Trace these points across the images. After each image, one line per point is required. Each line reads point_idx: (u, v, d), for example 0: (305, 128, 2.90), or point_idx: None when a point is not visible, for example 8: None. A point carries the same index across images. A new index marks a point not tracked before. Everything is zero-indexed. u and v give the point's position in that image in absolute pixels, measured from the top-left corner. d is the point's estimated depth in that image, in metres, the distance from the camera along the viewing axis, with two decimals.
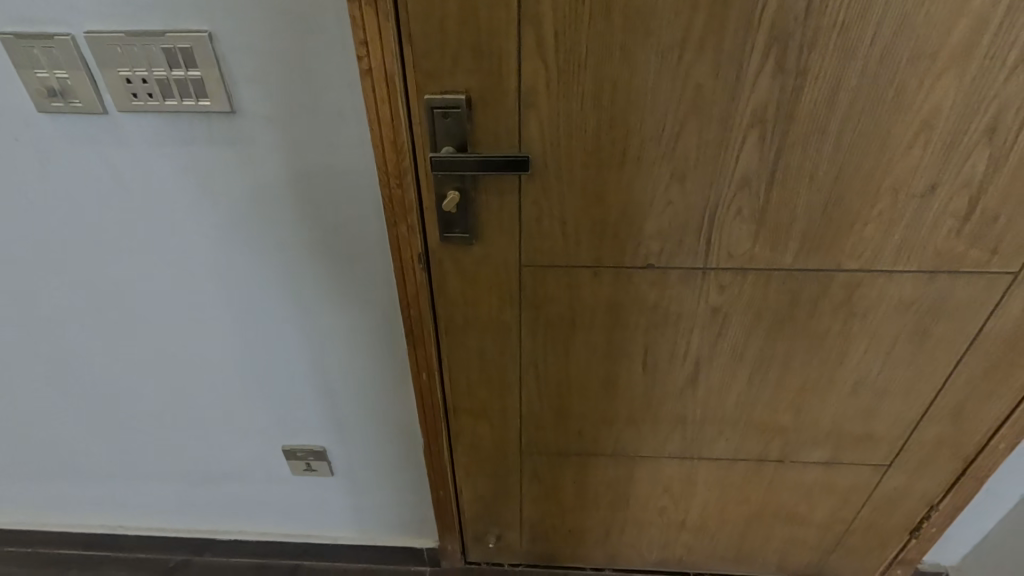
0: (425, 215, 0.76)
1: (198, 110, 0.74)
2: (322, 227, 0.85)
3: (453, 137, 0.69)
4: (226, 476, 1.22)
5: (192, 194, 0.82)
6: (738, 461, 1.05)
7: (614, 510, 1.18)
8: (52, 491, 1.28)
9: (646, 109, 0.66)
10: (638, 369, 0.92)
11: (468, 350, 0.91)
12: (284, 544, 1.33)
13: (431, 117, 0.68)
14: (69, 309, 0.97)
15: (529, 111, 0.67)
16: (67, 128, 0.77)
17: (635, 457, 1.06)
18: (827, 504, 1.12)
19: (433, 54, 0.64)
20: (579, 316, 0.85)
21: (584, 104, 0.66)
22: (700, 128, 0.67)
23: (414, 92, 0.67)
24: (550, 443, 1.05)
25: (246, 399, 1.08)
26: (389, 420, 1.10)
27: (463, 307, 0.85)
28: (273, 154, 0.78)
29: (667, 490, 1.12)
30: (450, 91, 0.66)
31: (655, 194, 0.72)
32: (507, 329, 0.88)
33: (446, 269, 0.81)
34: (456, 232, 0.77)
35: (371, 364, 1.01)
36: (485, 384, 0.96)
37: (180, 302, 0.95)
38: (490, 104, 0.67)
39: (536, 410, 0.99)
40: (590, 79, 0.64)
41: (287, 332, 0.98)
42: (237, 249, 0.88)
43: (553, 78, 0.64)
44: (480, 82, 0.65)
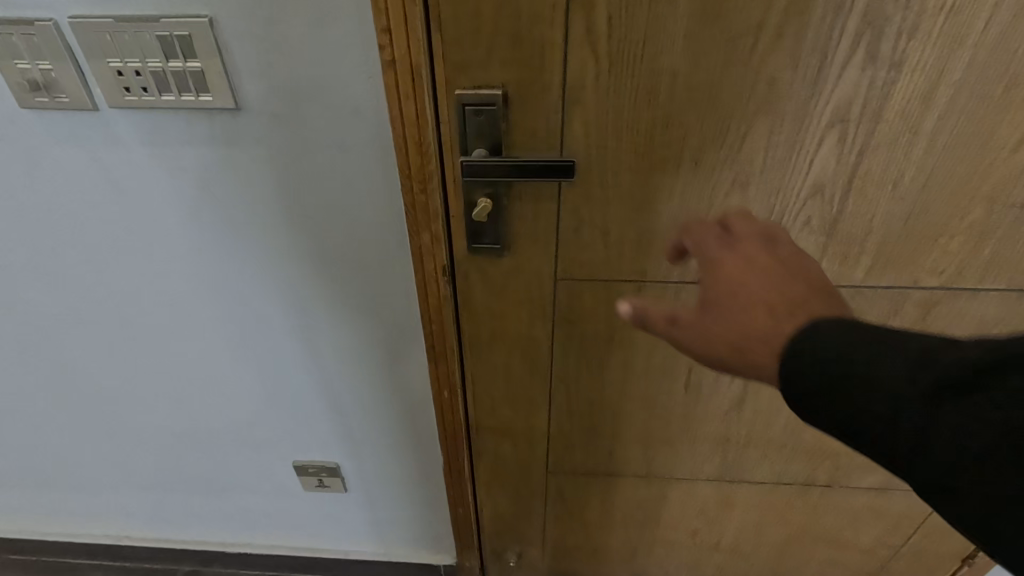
0: (452, 224, 0.68)
1: (198, 107, 0.67)
2: (335, 235, 0.77)
3: (486, 138, 0.60)
4: (235, 489, 1.16)
5: (193, 198, 0.75)
6: (782, 484, 0.97)
7: (644, 531, 1.11)
8: (55, 501, 1.23)
9: (709, 107, 0.57)
10: (680, 389, 0.84)
11: (494, 368, 0.83)
12: (294, 558, 1.28)
13: (461, 116, 0.60)
14: (64, 318, 0.90)
15: (574, 109, 0.58)
16: (53, 125, 0.70)
17: (669, 479, 0.99)
18: (875, 530, 1.04)
19: (466, 43, 0.56)
20: (617, 334, 0.78)
21: (637, 102, 0.57)
22: (770, 129, 0.58)
23: (443, 86, 0.58)
24: (578, 463, 0.98)
25: (254, 412, 1.02)
26: (405, 435, 1.04)
27: (490, 323, 0.78)
28: (281, 154, 0.70)
29: (702, 512, 1.05)
30: (484, 86, 0.58)
31: (712, 203, 0.64)
32: (537, 347, 0.80)
33: (473, 284, 0.74)
34: (486, 243, 0.69)
35: (388, 378, 0.95)
36: (509, 404, 0.88)
37: (183, 313, 0.88)
38: (529, 100, 0.58)
39: (564, 431, 0.92)
40: (645, 73, 0.56)
41: (296, 344, 0.91)
42: (243, 256, 0.80)
43: (603, 71, 0.56)
44: (518, 75, 0.57)
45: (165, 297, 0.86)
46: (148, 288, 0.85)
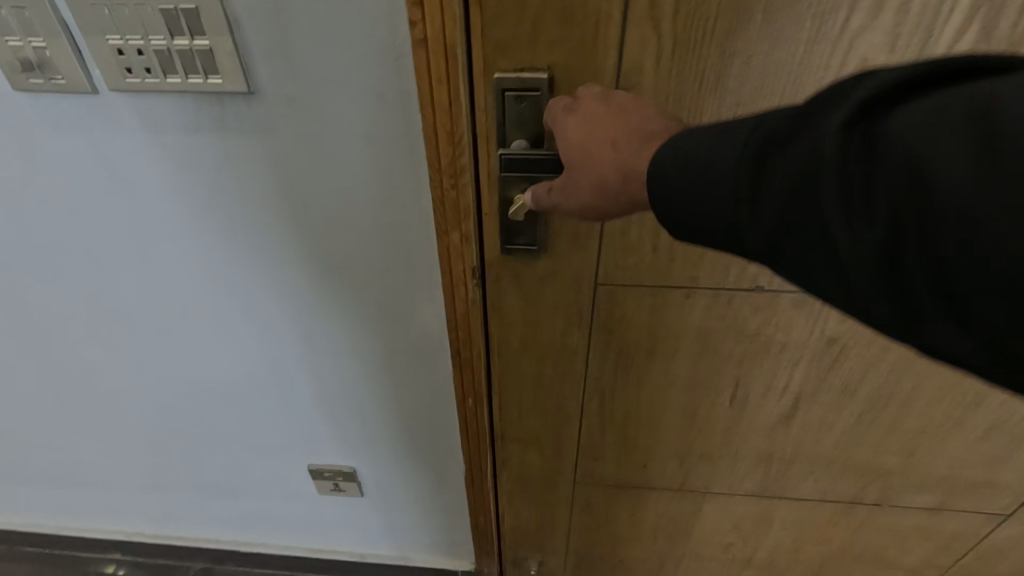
0: (484, 222, 0.61)
1: (207, 91, 0.60)
2: (355, 233, 0.71)
3: (528, 128, 0.53)
4: (247, 491, 1.12)
5: (202, 191, 0.69)
6: (826, 502, 0.91)
7: (673, 545, 1.05)
8: (64, 497, 1.20)
9: (787, 95, 0.50)
10: (724, 403, 0.78)
11: (524, 377, 0.76)
12: (308, 559, 1.24)
13: (500, 102, 0.53)
14: (70, 314, 0.86)
15: (629, 96, 0.51)
16: (50, 109, 0.64)
17: (705, 493, 0.93)
18: (923, 550, 0.97)
19: (509, 18, 0.49)
20: (661, 343, 0.71)
21: (704, 87, 0.50)
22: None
23: (481, 67, 0.52)
24: (608, 475, 0.92)
25: (267, 414, 0.97)
26: (424, 442, 0.98)
27: (521, 330, 0.71)
28: (298, 144, 0.64)
29: (737, 527, 0.99)
30: (528, 67, 0.51)
31: None
32: (572, 355, 0.73)
33: (505, 288, 0.67)
34: (521, 243, 0.62)
35: (408, 384, 0.89)
36: (539, 416, 0.82)
37: (193, 311, 0.83)
38: (578, 85, 0.51)
39: (595, 442, 0.86)
40: (715, 54, 0.48)
41: (311, 346, 0.85)
42: (255, 253, 0.75)
43: (667, 51, 0.49)
44: (567, 55, 0.50)
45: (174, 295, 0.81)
46: (157, 284, 0.80)
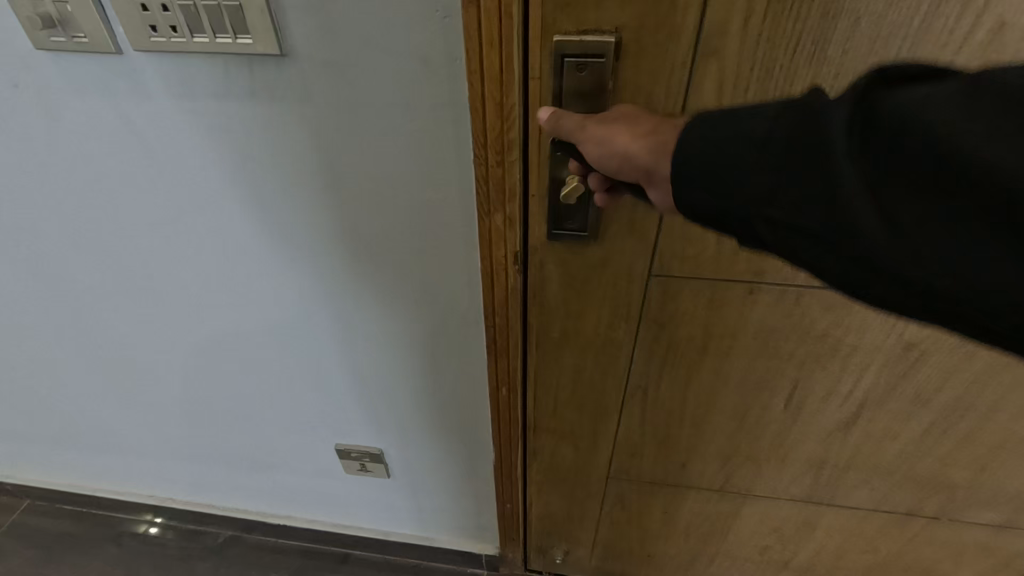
0: (531, 205, 0.57)
1: (236, 51, 0.56)
2: (391, 210, 0.66)
3: (587, 100, 0.48)
4: (275, 465, 1.12)
5: (230, 160, 0.66)
6: (879, 512, 0.85)
7: (707, 544, 1.01)
8: (99, 461, 1.22)
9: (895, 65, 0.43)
10: (778, 406, 0.72)
11: (562, 367, 0.73)
12: (334, 532, 1.25)
13: (559, 69, 0.47)
14: (101, 282, 0.85)
15: (710, 62, 0.45)
16: (76, 71, 0.61)
17: (746, 495, 0.88)
18: (978, 565, 0.91)
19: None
20: (715, 341, 0.66)
21: (799, 54, 0.44)
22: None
23: (538, 29, 0.46)
24: (644, 471, 0.88)
25: (295, 390, 0.96)
26: (453, 426, 0.95)
27: (564, 319, 0.67)
28: (332, 113, 0.59)
29: (777, 531, 0.94)
30: (593, 30, 0.45)
31: None
32: (616, 349, 0.69)
33: (548, 274, 0.62)
34: (570, 228, 0.57)
35: (439, 369, 0.86)
36: (575, 407, 0.78)
37: (223, 285, 0.81)
38: (649, 51, 0.45)
39: (634, 439, 0.82)
40: (816, 14, 0.42)
41: (341, 324, 0.83)
42: (286, 227, 0.71)
43: (759, 9, 0.42)
44: (640, 15, 0.44)
45: (203, 267, 0.79)
46: (186, 257, 0.78)
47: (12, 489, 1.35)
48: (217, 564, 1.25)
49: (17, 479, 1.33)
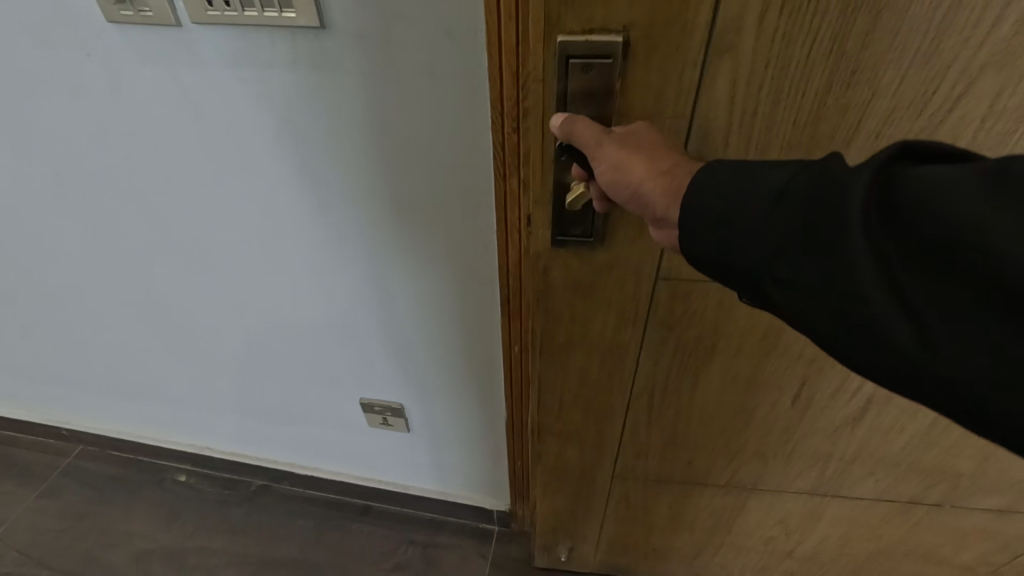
0: (537, 212, 0.58)
1: (281, 24, 0.63)
2: (416, 176, 0.73)
3: (593, 101, 0.49)
4: (305, 419, 1.20)
5: (271, 126, 0.72)
6: (882, 501, 0.88)
7: (713, 534, 1.05)
8: (145, 409, 1.32)
9: (917, 60, 0.46)
10: (787, 404, 0.75)
11: (566, 370, 0.74)
12: (358, 485, 1.33)
13: (565, 69, 0.48)
14: (151, 242, 0.92)
15: (723, 60, 0.47)
16: (139, 40, 0.68)
17: (752, 489, 0.91)
18: (977, 548, 0.94)
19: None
20: (723, 342, 0.69)
21: (817, 47, 0.46)
22: (1004, 86, 0.46)
23: (546, 30, 0.47)
24: (650, 469, 0.91)
25: (326, 350, 1.03)
26: (470, 385, 1.02)
27: (570, 323, 0.68)
28: (364, 84, 0.65)
29: (782, 521, 0.98)
30: (599, 29, 0.46)
31: None
32: (622, 350, 0.71)
33: (553, 281, 0.64)
34: (574, 234, 0.59)
35: (458, 331, 0.92)
36: (582, 408, 0.80)
37: (260, 246, 0.87)
38: (658, 47, 0.47)
39: (642, 437, 0.85)
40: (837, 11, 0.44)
41: (369, 287, 0.89)
42: (321, 192, 0.78)
43: (776, 4, 0.44)
44: (650, 14, 0.45)
45: (244, 229, 0.86)
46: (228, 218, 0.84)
47: (65, 435, 1.47)
48: (249, 509, 1.35)
49: (72, 425, 1.43)
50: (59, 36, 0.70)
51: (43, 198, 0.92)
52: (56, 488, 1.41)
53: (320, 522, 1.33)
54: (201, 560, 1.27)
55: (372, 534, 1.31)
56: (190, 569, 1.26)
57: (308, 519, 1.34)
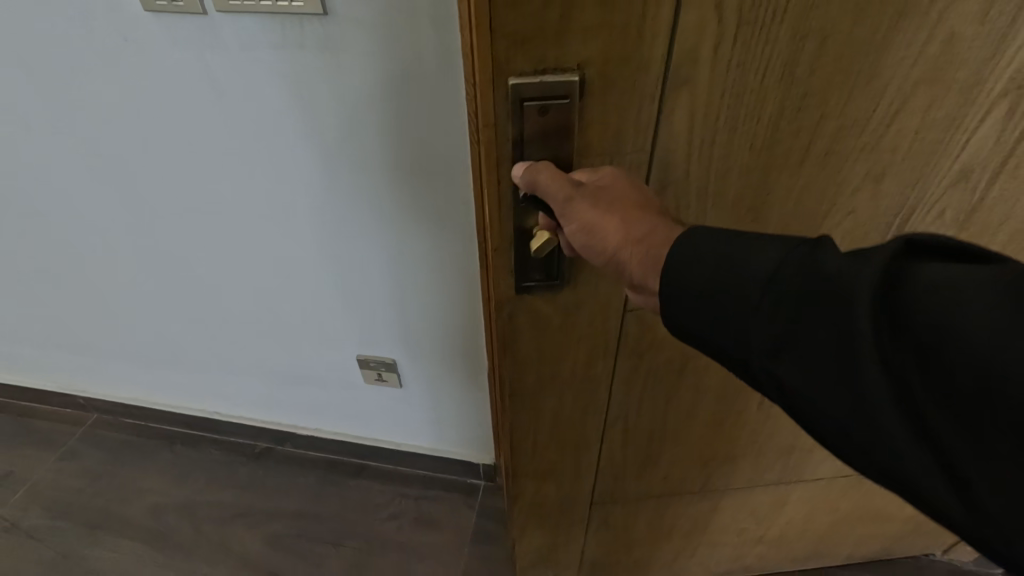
0: (498, 260, 0.60)
1: (292, 13, 0.74)
2: (406, 144, 0.85)
3: (551, 145, 0.52)
4: (307, 378, 1.32)
5: (281, 103, 0.84)
6: (840, 478, 1.05)
7: (691, 537, 1.17)
8: (159, 374, 1.44)
9: (859, 83, 0.52)
10: (750, 410, 0.89)
11: (541, 414, 0.78)
12: (355, 445, 1.45)
13: (520, 112, 0.49)
14: (170, 210, 1.04)
15: (680, 91, 0.50)
16: (172, 28, 0.79)
17: (729, 490, 1.04)
18: None
19: (535, 9, 0.45)
20: (690, 363, 0.79)
21: (769, 76, 0.51)
22: (928, 102, 0.55)
23: (500, 78, 0.48)
24: (629, 490, 0.99)
25: (327, 310, 1.15)
26: (455, 338, 1.15)
27: (538, 366, 0.72)
28: (359, 62, 0.77)
29: (753, 512, 1.11)
30: (553, 69, 0.48)
31: (837, 198, 0.62)
32: (594, 384, 0.77)
33: (520, 327, 0.67)
34: (536, 278, 0.62)
35: (446, 284, 1.05)
36: (557, 446, 0.84)
37: (275, 212, 0.99)
38: (610, 82, 0.49)
39: (616, 461, 0.92)
40: (786, 48, 0.49)
41: (366, 248, 1.02)
42: (324, 163, 0.90)
43: (733, 39, 0.48)
44: (603, 50, 0.47)
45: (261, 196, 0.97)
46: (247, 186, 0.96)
47: (82, 403, 1.59)
48: (255, 469, 1.47)
49: (91, 394, 1.55)
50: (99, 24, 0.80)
51: (76, 174, 1.03)
52: (75, 452, 1.53)
53: (322, 479, 1.44)
54: (211, 513, 1.38)
55: (369, 489, 1.41)
56: (200, 520, 1.37)
57: (309, 477, 1.45)
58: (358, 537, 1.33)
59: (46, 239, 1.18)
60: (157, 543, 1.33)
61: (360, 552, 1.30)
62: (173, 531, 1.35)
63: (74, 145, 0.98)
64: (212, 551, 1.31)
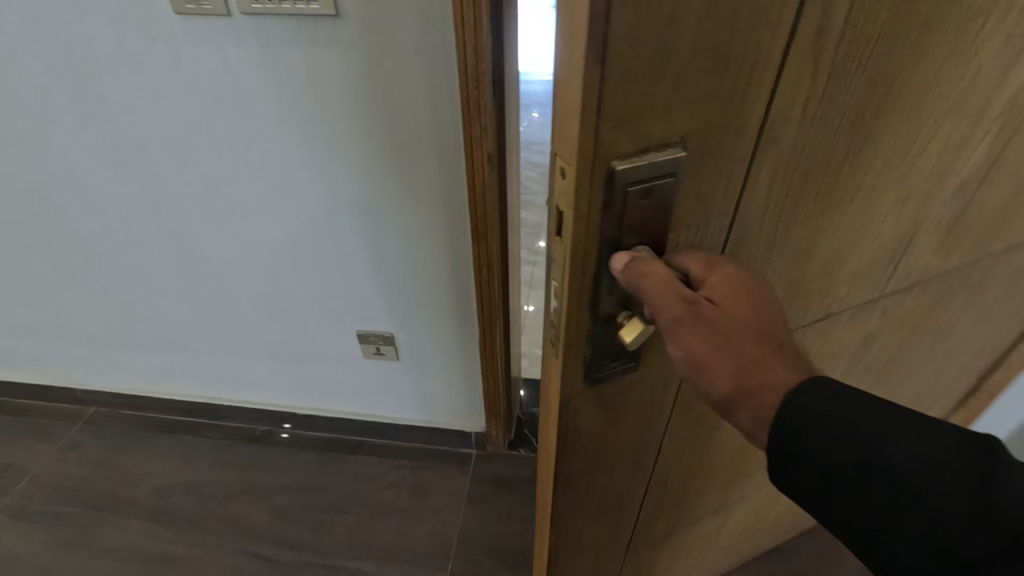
0: (568, 360, 0.45)
1: (308, 14, 0.85)
2: (406, 132, 0.96)
3: (646, 230, 0.40)
4: (308, 356, 1.41)
5: (294, 94, 0.94)
6: None
7: (701, 555, 1.13)
8: (162, 362, 1.51)
9: (908, 118, 0.48)
10: None
11: (594, 494, 0.61)
12: (353, 422, 1.54)
13: (619, 200, 0.37)
14: (184, 197, 1.13)
15: (769, 152, 0.42)
16: (197, 29, 0.89)
17: (742, 500, 1.02)
18: None
19: (647, 74, 0.33)
20: None
21: (842, 126, 0.45)
22: (950, 128, 0.51)
23: (599, 157, 0.35)
24: (659, 534, 0.85)
25: (329, 289, 1.25)
26: (449, 313, 1.26)
27: (599, 446, 0.56)
28: (365, 58, 0.88)
29: (754, 513, 1.14)
30: (658, 146, 0.36)
31: (869, 229, 0.56)
32: (650, 444, 0.63)
33: (585, 413, 0.51)
34: (608, 371, 0.48)
35: (440, 260, 1.15)
36: (602, 520, 0.67)
37: (285, 195, 1.09)
38: (713, 155, 0.39)
39: (653, 513, 0.78)
40: (851, 94, 0.43)
41: (367, 228, 1.12)
42: (330, 149, 1.00)
43: (819, 89, 0.41)
44: (708, 118, 0.37)
45: (273, 180, 1.07)
46: (260, 170, 1.06)
47: (81, 397, 1.64)
48: (256, 449, 1.54)
49: (93, 386, 1.61)
50: (132, 26, 0.90)
51: (93, 165, 1.10)
52: (77, 442, 1.58)
53: (322, 454, 1.53)
54: (216, 491, 1.45)
55: (368, 462, 1.51)
56: (207, 497, 1.44)
57: (309, 454, 1.53)
58: (359, 506, 1.42)
59: (56, 230, 1.24)
60: (165, 519, 1.40)
61: (362, 518, 1.39)
62: (180, 508, 1.42)
63: (94, 136, 1.06)
64: (220, 525, 1.38)
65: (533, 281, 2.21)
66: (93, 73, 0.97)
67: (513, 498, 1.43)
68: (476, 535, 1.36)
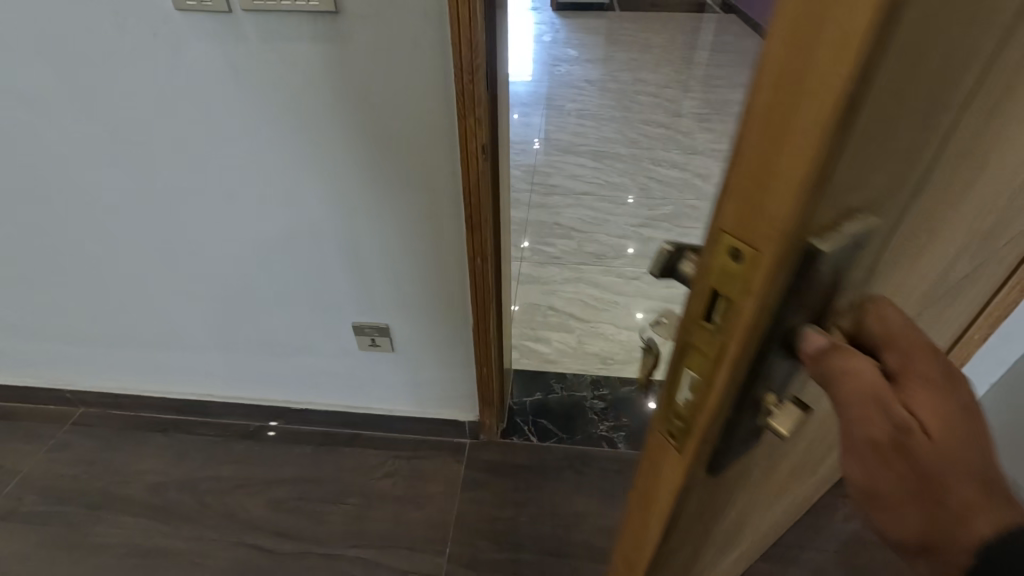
0: (699, 437, 0.40)
1: (307, 11, 0.88)
2: (404, 125, 0.99)
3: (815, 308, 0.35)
4: (303, 349, 1.43)
5: (294, 88, 0.97)
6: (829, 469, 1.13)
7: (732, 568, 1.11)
8: (154, 360, 1.51)
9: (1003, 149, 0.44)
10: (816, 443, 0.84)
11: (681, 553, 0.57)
12: (348, 415, 1.57)
13: (809, 284, 0.32)
14: (180, 191, 1.14)
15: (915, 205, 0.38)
16: (198, 24, 0.91)
17: (771, 512, 1.02)
18: None
19: (871, 138, 0.28)
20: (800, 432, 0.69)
21: (960, 166, 0.40)
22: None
23: (800, 231, 0.29)
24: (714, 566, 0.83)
25: (326, 281, 1.27)
26: (444, 304, 1.29)
27: (699, 510, 0.51)
28: (364, 53, 0.91)
29: (775, 520, 1.13)
30: (854, 215, 0.31)
31: (938, 255, 0.53)
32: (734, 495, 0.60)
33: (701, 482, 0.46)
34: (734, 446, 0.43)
35: (435, 252, 1.18)
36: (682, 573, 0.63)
37: (282, 189, 1.11)
38: (884, 218, 0.35)
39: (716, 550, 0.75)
40: (985, 140, 0.40)
41: (363, 220, 1.14)
42: (329, 142, 1.03)
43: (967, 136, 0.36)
44: (893, 182, 0.33)
45: (271, 174, 1.09)
46: (258, 164, 1.08)
47: (69, 399, 1.63)
48: (251, 445, 1.55)
49: (81, 386, 1.61)
50: (132, 22, 0.92)
51: (88, 160, 1.11)
52: (66, 443, 1.56)
53: (317, 447, 1.55)
54: (212, 486, 1.46)
55: (364, 454, 1.53)
56: (203, 492, 1.45)
57: (304, 448, 1.55)
58: (356, 496, 1.44)
59: (48, 228, 1.25)
60: (161, 515, 1.40)
61: (360, 508, 1.41)
62: (176, 504, 1.42)
63: (90, 132, 1.07)
64: (217, 518, 1.39)
65: (520, 277, 2.25)
66: (92, 69, 0.98)
67: (508, 484, 1.46)
68: (472, 520, 1.39)
